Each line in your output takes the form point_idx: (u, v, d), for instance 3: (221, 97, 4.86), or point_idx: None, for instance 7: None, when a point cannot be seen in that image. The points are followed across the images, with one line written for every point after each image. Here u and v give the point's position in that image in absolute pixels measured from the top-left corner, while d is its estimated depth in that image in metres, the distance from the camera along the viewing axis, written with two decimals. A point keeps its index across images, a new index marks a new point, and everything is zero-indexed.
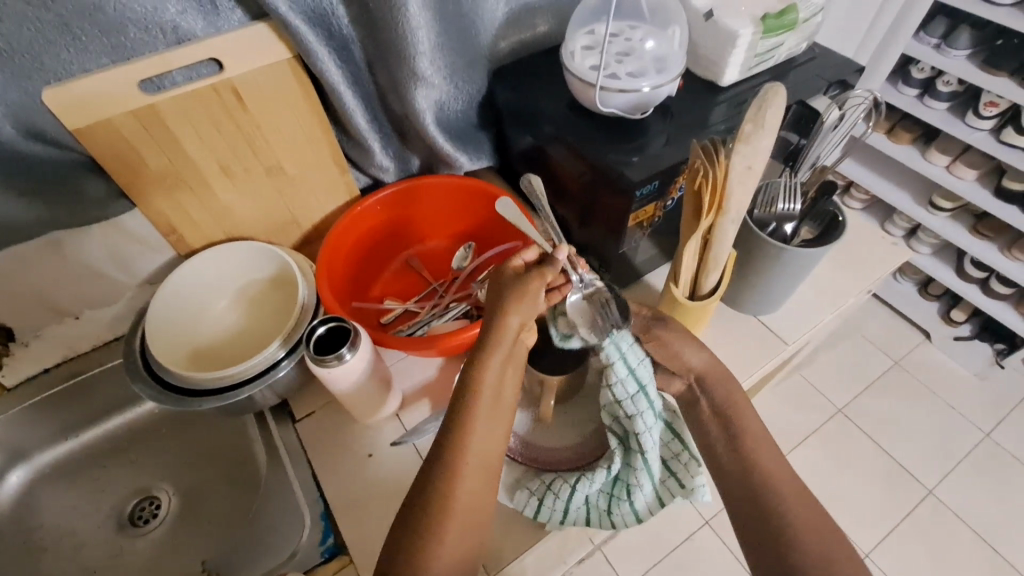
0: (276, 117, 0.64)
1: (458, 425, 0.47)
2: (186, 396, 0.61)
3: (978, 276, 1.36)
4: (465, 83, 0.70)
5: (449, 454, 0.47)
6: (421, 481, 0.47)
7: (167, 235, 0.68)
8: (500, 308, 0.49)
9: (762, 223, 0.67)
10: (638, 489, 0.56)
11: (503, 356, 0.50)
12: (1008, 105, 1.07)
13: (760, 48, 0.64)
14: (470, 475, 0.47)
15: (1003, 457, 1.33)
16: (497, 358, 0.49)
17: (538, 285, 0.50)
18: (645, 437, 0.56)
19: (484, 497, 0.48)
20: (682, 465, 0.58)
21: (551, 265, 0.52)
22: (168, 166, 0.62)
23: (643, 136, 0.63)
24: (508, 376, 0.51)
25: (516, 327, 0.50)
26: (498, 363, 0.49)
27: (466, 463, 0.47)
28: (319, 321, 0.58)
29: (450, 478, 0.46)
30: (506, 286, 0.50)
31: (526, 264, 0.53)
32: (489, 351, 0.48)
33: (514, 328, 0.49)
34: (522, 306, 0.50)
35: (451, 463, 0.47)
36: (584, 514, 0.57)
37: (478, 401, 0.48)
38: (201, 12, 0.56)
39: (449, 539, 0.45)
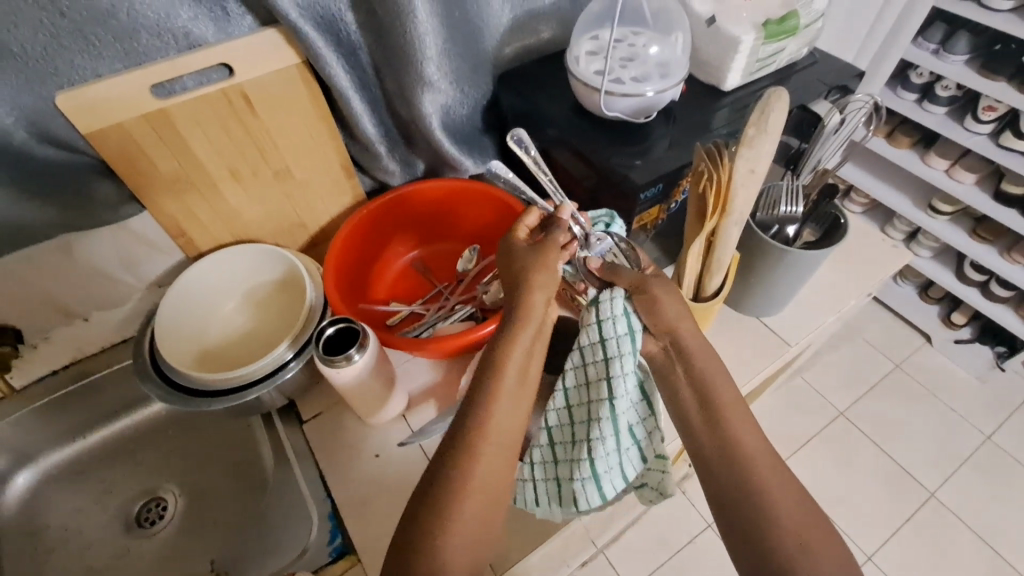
0: (284, 121, 0.65)
1: (484, 396, 0.46)
2: (194, 397, 0.61)
3: (977, 279, 1.36)
4: (470, 88, 0.71)
5: (473, 427, 0.45)
6: (438, 463, 0.45)
7: (176, 238, 0.69)
8: (526, 285, 0.49)
9: (764, 226, 0.67)
10: (599, 446, 0.52)
11: (532, 334, 0.49)
12: (1006, 109, 1.08)
13: (761, 53, 0.65)
14: (495, 450, 0.45)
15: (1004, 460, 1.33)
16: (527, 333, 0.48)
17: (555, 251, 0.51)
18: (618, 386, 0.51)
19: (504, 482, 0.45)
20: (648, 431, 0.54)
21: (557, 227, 0.53)
22: (177, 170, 0.63)
23: (646, 140, 0.64)
24: (536, 352, 0.49)
25: (543, 298, 0.49)
26: (526, 343, 0.48)
27: (488, 439, 0.45)
28: (329, 322, 0.58)
29: (470, 458, 0.44)
30: (529, 259, 0.51)
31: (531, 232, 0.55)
32: (518, 324, 0.48)
33: (540, 309, 0.49)
34: (545, 281, 0.50)
35: (471, 439, 0.44)
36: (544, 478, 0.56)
37: (504, 380, 0.46)
38: (213, 19, 0.57)
39: (466, 515, 0.43)
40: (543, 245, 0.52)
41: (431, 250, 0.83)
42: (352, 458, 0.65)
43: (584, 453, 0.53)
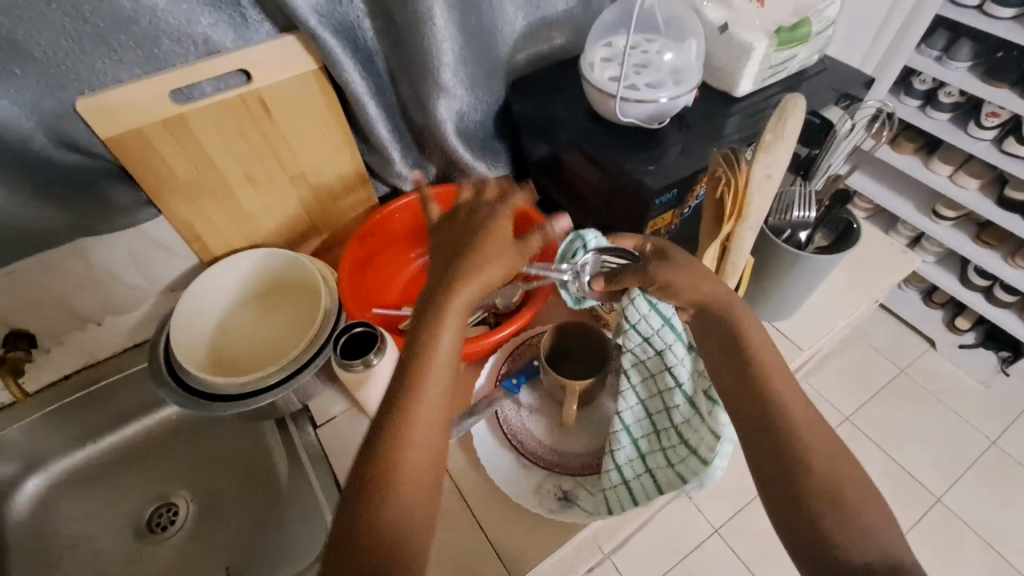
0: (300, 126, 0.66)
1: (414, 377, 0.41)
2: (209, 401, 0.61)
3: (981, 284, 1.37)
4: (485, 94, 0.72)
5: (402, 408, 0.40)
6: (361, 454, 0.40)
7: (192, 242, 0.69)
8: (463, 262, 0.45)
9: (777, 231, 0.68)
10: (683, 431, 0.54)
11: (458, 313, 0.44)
12: (1010, 115, 1.09)
13: (773, 60, 0.66)
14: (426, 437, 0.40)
15: (1011, 465, 1.33)
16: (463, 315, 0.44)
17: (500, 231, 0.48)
18: (679, 370, 0.54)
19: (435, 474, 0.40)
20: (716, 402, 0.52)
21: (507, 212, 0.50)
22: (194, 174, 0.63)
23: (660, 145, 0.65)
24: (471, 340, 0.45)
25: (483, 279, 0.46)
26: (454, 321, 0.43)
27: (414, 426, 0.40)
28: (345, 326, 0.59)
29: (400, 438, 0.39)
30: (473, 237, 0.47)
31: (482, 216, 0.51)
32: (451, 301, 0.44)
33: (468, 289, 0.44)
34: (483, 260, 0.46)
35: (398, 428, 0.40)
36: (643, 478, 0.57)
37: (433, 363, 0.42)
38: (232, 25, 0.57)
39: (396, 504, 0.38)
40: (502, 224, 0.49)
41: None
42: None
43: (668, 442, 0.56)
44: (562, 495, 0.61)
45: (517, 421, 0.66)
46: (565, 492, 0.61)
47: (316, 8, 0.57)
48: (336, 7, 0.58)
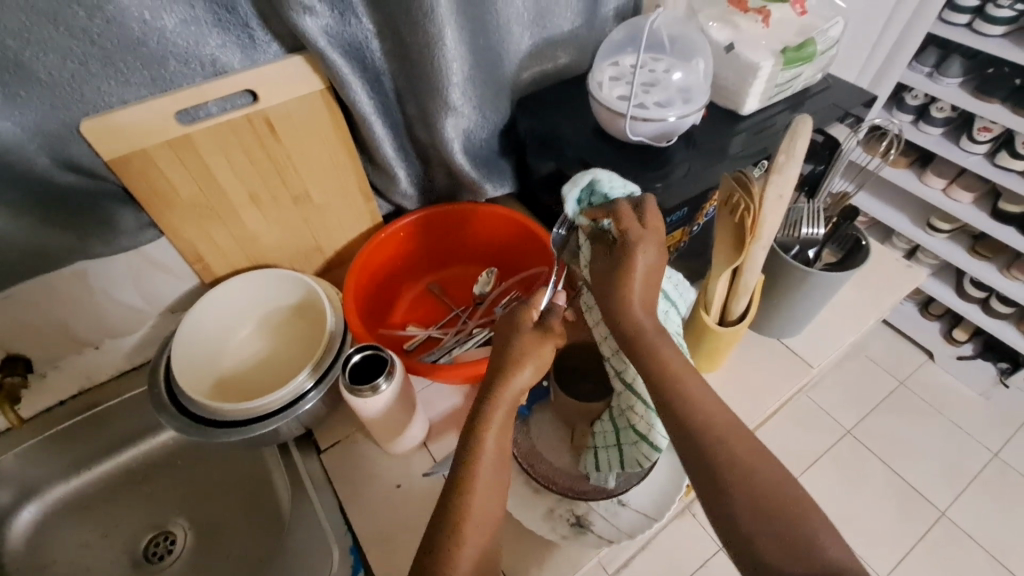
0: (307, 148, 0.65)
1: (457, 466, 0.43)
2: (212, 427, 0.59)
3: (978, 296, 1.38)
4: (491, 112, 0.71)
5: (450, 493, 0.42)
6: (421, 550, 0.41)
7: (193, 263, 0.68)
8: (516, 364, 0.46)
9: (785, 247, 0.67)
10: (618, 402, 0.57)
11: (508, 409, 0.46)
12: (1002, 130, 1.11)
13: (779, 79, 0.66)
14: (478, 529, 0.41)
15: (1012, 477, 1.33)
16: (502, 412, 0.45)
17: (551, 343, 0.49)
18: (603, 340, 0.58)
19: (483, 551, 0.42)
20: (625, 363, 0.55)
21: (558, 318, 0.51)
22: (199, 195, 0.62)
23: (667, 164, 0.64)
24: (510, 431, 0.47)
25: (528, 381, 0.47)
26: (504, 415, 0.46)
27: (473, 504, 0.42)
28: (356, 348, 0.57)
29: (456, 534, 0.40)
30: (522, 339, 0.48)
31: (541, 317, 0.51)
32: (493, 405, 0.45)
33: (519, 389, 0.47)
34: (531, 364, 0.47)
35: (460, 504, 0.42)
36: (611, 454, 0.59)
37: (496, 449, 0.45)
38: (240, 46, 0.57)
39: None
40: (542, 327, 0.50)
41: (447, 273, 0.83)
42: (376, 490, 0.63)
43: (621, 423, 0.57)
44: (576, 520, 0.59)
45: (527, 441, 0.64)
46: (579, 517, 0.59)
47: (325, 29, 0.56)
48: (345, 27, 0.58)
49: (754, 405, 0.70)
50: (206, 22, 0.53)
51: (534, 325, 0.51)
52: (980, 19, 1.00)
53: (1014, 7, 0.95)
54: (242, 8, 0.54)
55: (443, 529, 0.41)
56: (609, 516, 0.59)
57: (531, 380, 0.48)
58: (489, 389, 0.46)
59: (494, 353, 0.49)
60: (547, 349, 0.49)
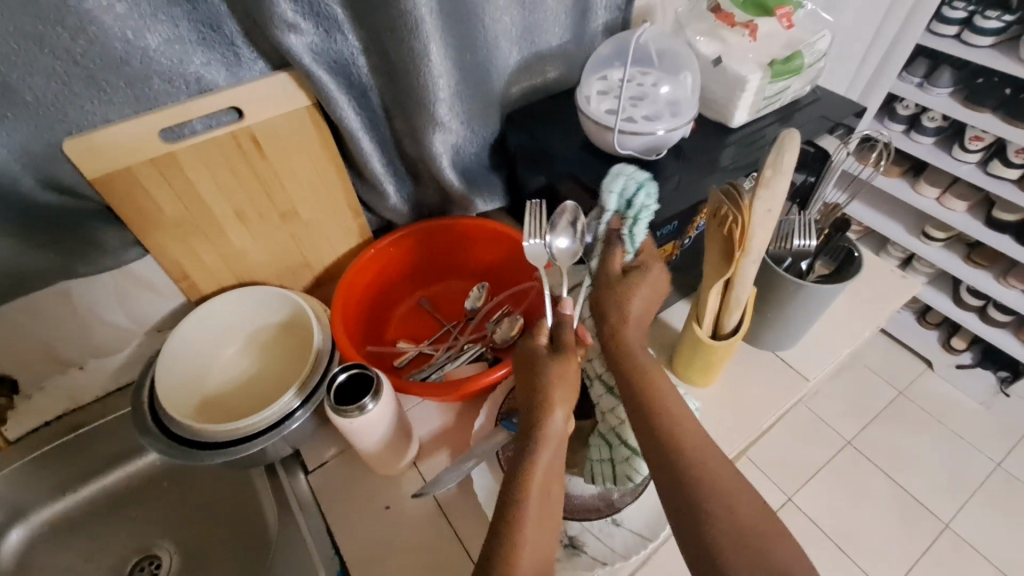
0: (293, 163, 0.65)
1: None
2: (196, 449, 0.58)
3: (975, 304, 1.37)
4: (479, 127, 0.71)
5: None
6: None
7: (180, 281, 0.67)
8: (546, 404, 0.46)
9: (778, 259, 0.67)
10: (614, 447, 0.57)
11: (556, 441, 0.46)
12: (993, 139, 1.11)
13: (767, 91, 0.66)
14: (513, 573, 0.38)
15: (1016, 487, 1.31)
16: (541, 467, 0.44)
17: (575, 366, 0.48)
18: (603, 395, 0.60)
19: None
20: (614, 421, 0.57)
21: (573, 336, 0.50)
22: (183, 213, 0.61)
23: (657, 177, 0.64)
24: (554, 479, 0.45)
25: (561, 424, 0.46)
26: (548, 460, 0.45)
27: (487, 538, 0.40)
28: (341, 368, 0.55)
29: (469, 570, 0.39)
30: (546, 376, 0.47)
31: (550, 342, 0.51)
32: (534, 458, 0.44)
33: (561, 424, 0.46)
34: (564, 396, 0.47)
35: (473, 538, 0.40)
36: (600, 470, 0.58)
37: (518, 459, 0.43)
38: (225, 64, 0.57)
39: None
40: (559, 352, 0.49)
41: (437, 288, 0.82)
42: (364, 512, 0.62)
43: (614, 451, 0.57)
44: (568, 541, 0.57)
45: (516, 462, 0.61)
46: (571, 538, 0.58)
47: (310, 47, 0.56)
48: (331, 44, 0.58)
49: (749, 420, 0.69)
50: (191, 42, 0.53)
51: (549, 354, 0.50)
52: (968, 31, 1.00)
53: (1001, 19, 0.96)
54: (227, 26, 0.55)
55: None
56: (602, 536, 0.58)
57: (563, 424, 0.46)
58: (510, 444, 0.45)
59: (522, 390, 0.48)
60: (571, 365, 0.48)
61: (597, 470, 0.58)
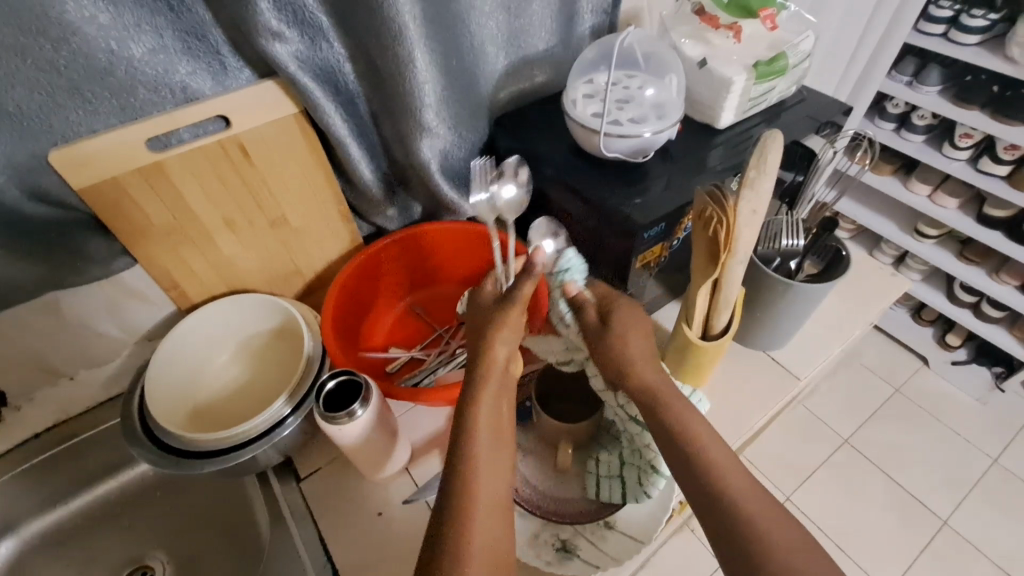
0: (280, 170, 0.65)
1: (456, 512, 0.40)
2: (186, 458, 0.58)
3: (969, 300, 1.38)
4: (466, 132, 0.71)
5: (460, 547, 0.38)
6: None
7: (169, 290, 0.67)
8: (489, 341, 0.50)
9: (766, 259, 0.67)
10: (633, 470, 0.58)
11: (492, 430, 0.45)
12: (983, 136, 1.12)
13: (753, 92, 0.67)
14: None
15: (1013, 483, 1.31)
16: (487, 399, 0.47)
17: (513, 308, 0.52)
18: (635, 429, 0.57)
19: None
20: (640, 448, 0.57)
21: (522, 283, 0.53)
22: (171, 221, 0.61)
23: (645, 179, 0.64)
24: (505, 424, 0.47)
25: (503, 360, 0.50)
26: (494, 395, 0.47)
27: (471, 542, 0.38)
28: (329, 375, 0.55)
29: None
30: (488, 321, 0.52)
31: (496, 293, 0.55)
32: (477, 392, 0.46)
33: (504, 360, 0.50)
34: (505, 336, 0.50)
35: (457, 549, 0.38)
36: (608, 484, 0.60)
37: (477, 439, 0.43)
38: (210, 72, 0.57)
39: None
40: (503, 301, 0.53)
41: (428, 292, 0.82)
42: (356, 519, 0.61)
43: (635, 475, 0.58)
44: (561, 545, 0.57)
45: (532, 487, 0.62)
46: (564, 542, 0.58)
47: (296, 55, 0.57)
48: (316, 52, 0.58)
49: (741, 420, 0.69)
50: (175, 51, 0.54)
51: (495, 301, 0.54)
52: (955, 29, 1.01)
53: (988, 16, 0.97)
54: (212, 35, 0.55)
55: (433, 541, 0.39)
56: (596, 540, 0.57)
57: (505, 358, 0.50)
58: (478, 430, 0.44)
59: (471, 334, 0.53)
60: (511, 368, 0.50)
61: (602, 485, 0.60)
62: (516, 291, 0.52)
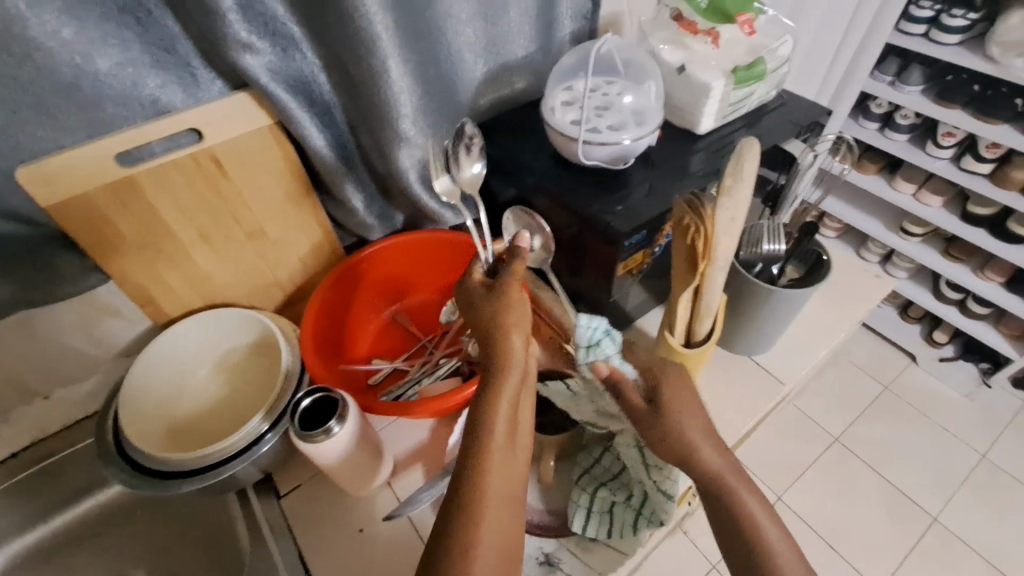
0: (255, 182, 0.64)
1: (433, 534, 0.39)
2: (163, 479, 0.57)
3: (954, 297, 1.39)
4: (445, 141, 0.71)
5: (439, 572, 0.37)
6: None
7: (144, 305, 0.66)
8: (500, 330, 0.45)
9: (748, 265, 0.67)
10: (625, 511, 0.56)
11: (509, 429, 0.42)
12: (966, 134, 1.12)
13: (732, 97, 0.66)
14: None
15: (1002, 478, 1.32)
16: (504, 405, 0.43)
17: (516, 292, 0.48)
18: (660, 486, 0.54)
19: None
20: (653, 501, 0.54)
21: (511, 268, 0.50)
22: (144, 236, 0.60)
23: (625, 186, 0.64)
24: (519, 428, 0.44)
25: (521, 348, 0.45)
26: (512, 397, 0.43)
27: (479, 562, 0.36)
28: (304, 393, 0.54)
29: None
30: (490, 311, 0.47)
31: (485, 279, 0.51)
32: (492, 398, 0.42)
33: (521, 353, 0.45)
34: (517, 322, 0.46)
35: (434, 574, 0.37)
36: (595, 514, 0.57)
37: (495, 433, 0.41)
38: (181, 85, 0.56)
39: None
40: (495, 291, 0.48)
41: (411, 302, 0.81)
42: (338, 536, 0.60)
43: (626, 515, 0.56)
44: (545, 559, 0.58)
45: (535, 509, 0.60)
46: (548, 556, 0.58)
47: (269, 66, 0.56)
48: (289, 63, 0.57)
49: (727, 426, 0.69)
50: (144, 63, 0.53)
51: (486, 287, 0.50)
52: (935, 29, 1.01)
53: (967, 16, 0.98)
54: (181, 46, 0.54)
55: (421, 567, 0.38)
56: (578, 551, 0.58)
57: (522, 348, 0.45)
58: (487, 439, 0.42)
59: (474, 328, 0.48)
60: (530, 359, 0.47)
61: (587, 514, 0.57)
62: (507, 277, 0.49)
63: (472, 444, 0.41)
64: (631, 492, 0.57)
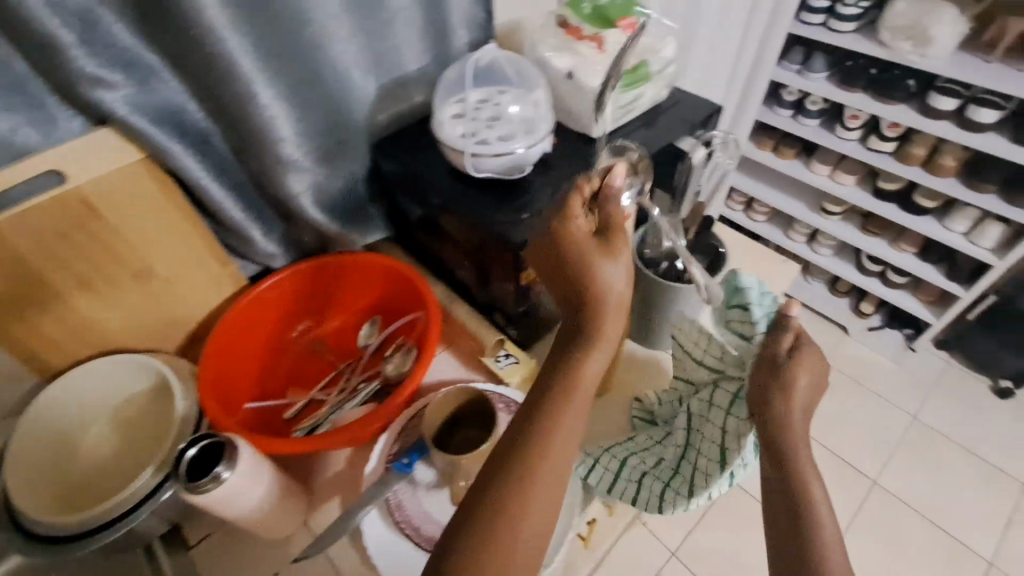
0: (135, 220, 0.59)
1: None
2: (61, 543, 0.53)
3: (875, 270, 1.46)
4: (341, 162, 0.69)
5: None
6: None
7: (25, 360, 0.62)
8: (596, 283, 0.48)
9: (653, 263, 0.69)
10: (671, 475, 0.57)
11: (589, 384, 0.46)
12: (868, 116, 1.18)
13: (619, 101, 0.68)
14: None
15: (932, 437, 1.40)
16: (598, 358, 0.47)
17: (619, 242, 0.49)
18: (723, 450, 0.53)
19: None
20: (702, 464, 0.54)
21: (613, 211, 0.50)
22: (11, 288, 0.56)
23: (525, 195, 0.64)
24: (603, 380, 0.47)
25: (616, 299, 0.48)
26: (599, 351, 0.47)
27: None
28: (188, 442, 0.51)
29: None
30: (588, 263, 0.48)
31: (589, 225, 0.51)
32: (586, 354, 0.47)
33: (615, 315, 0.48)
34: (619, 272, 0.48)
35: None
36: (628, 478, 0.60)
37: (583, 381, 0.46)
38: (36, 125, 0.53)
39: None
40: (607, 238, 0.49)
41: (329, 327, 0.79)
42: None
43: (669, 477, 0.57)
44: None
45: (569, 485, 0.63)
46: None
47: (130, 101, 0.53)
48: (152, 94, 0.54)
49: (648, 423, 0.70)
50: None
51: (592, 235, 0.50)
52: (833, 18, 1.07)
53: (859, 5, 1.03)
54: (30, 85, 0.51)
55: None
56: None
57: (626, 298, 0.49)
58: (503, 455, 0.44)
59: (563, 279, 0.50)
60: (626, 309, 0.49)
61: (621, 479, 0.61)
62: (614, 223, 0.50)
63: (545, 404, 0.45)
64: (673, 457, 0.59)
